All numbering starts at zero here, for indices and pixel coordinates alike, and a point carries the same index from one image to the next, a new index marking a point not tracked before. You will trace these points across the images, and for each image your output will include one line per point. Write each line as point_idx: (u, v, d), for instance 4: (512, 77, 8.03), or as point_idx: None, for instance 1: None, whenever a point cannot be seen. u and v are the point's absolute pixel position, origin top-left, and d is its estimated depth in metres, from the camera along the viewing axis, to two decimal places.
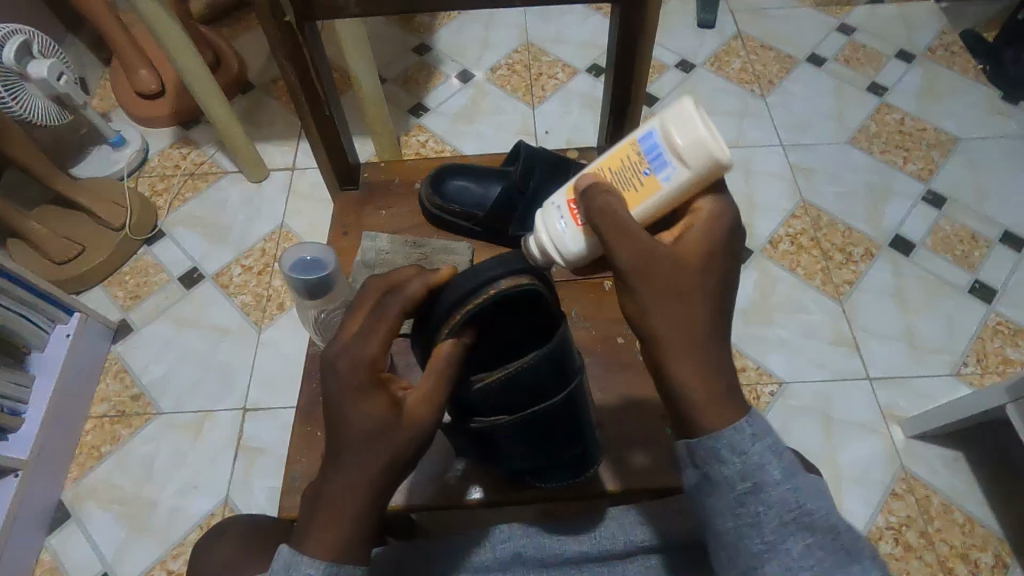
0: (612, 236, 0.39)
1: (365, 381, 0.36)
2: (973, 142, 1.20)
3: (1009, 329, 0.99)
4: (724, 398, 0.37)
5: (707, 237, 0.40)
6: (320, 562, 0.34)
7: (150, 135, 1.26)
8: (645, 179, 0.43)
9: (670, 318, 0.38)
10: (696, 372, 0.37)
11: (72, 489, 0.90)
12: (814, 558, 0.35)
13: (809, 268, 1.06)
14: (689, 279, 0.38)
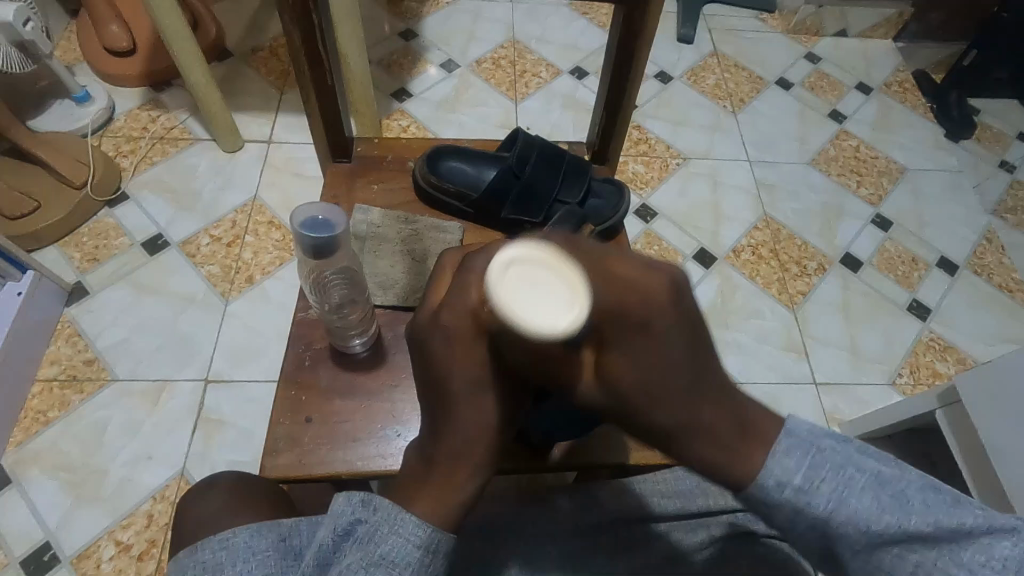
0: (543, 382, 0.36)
1: (474, 330, 0.35)
2: (918, 173, 1.30)
3: (940, 345, 1.08)
4: (750, 447, 0.33)
5: (630, 336, 0.32)
6: (434, 524, 0.34)
7: (118, 94, 1.21)
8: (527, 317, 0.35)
9: (659, 427, 0.33)
10: (706, 443, 0.33)
11: (14, 453, 0.86)
12: (912, 563, 0.32)
13: (767, 277, 1.12)
14: (662, 386, 0.33)
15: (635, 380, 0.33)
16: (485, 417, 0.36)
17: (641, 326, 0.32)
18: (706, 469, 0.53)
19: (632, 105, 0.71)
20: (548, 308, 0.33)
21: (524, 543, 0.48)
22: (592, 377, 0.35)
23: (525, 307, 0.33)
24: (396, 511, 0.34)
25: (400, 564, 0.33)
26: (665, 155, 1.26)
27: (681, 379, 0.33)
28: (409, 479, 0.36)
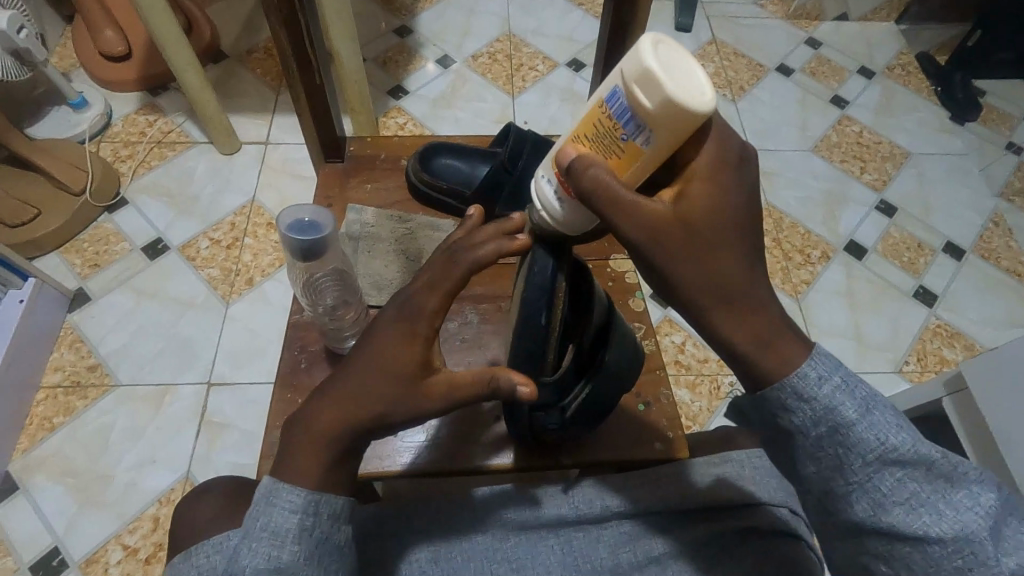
0: (613, 214, 0.34)
1: (410, 336, 0.39)
2: (922, 157, 1.28)
3: (947, 332, 1.07)
4: (780, 339, 0.37)
5: (711, 180, 0.36)
6: (296, 499, 0.38)
7: (114, 99, 1.21)
8: (624, 145, 0.34)
9: (695, 283, 0.35)
10: (736, 316, 0.36)
11: (20, 460, 0.87)
12: (909, 490, 0.37)
13: (770, 267, 1.11)
14: (722, 239, 0.35)
15: (700, 245, 0.35)
16: (374, 419, 0.39)
17: (733, 164, 0.36)
18: (711, 457, 0.51)
19: None
20: (695, 76, 0.32)
21: (524, 537, 0.48)
22: (660, 211, 0.35)
23: (673, 80, 0.31)
24: (275, 483, 0.38)
25: (286, 537, 0.37)
26: None
27: (737, 238, 0.36)
28: (306, 441, 0.39)
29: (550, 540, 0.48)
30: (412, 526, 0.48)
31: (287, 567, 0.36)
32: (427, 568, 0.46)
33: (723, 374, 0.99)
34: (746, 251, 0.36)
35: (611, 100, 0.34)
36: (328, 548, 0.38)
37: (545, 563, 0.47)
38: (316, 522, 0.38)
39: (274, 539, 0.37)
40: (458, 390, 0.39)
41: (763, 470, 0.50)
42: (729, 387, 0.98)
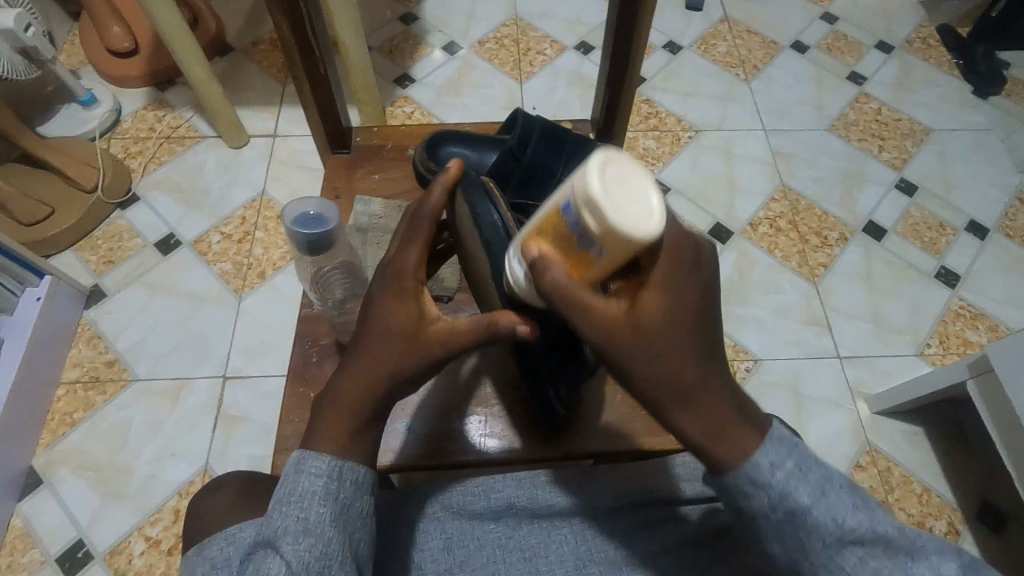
0: (576, 317, 0.35)
1: (405, 290, 0.40)
2: (944, 134, 1.24)
3: (970, 313, 1.04)
4: (738, 426, 0.36)
5: (670, 283, 0.36)
6: (321, 473, 0.37)
7: (123, 95, 1.21)
8: (581, 253, 0.35)
9: (651, 380, 0.36)
10: (692, 412, 0.36)
11: (43, 455, 0.88)
12: (870, 567, 0.35)
13: (786, 250, 1.09)
14: (675, 339, 0.36)
15: (656, 344, 0.35)
16: (386, 374, 0.39)
17: (690, 268, 0.36)
18: None
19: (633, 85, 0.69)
20: (648, 198, 0.32)
21: (539, 525, 0.48)
22: (617, 314, 0.36)
23: (621, 202, 0.32)
24: (301, 459, 0.38)
25: (313, 499, 0.37)
26: (676, 129, 1.22)
27: (694, 342, 0.36)
28: (329, 416, 0.39)
29: (561, 535, 0.47)
30: (424, 513, 0.48)
31: (314, 530, 0.36)
32: (438, 556, 0.46)
33: (739, 359, 0.98)
34: (703, 352, 0.36)
35: (565, 211, 0.35)
36: (354, 515, 0.38)
37: (558, 552, 0.46)
38: (341, 487, 0.38)
39: (301, 502, 0.36)
40: (464, 331, 0.40)
41: None
42: (745, 372, 0.97)
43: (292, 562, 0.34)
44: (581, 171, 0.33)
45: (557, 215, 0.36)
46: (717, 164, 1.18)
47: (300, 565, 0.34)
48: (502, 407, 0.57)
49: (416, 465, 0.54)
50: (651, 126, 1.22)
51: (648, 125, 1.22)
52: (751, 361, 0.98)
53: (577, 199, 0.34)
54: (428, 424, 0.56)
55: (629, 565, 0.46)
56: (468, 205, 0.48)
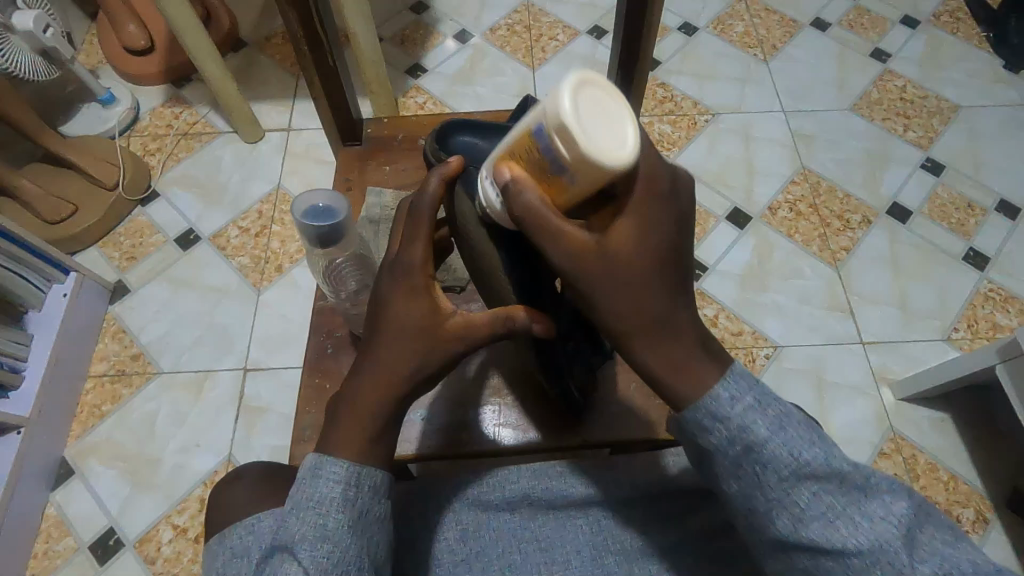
0: (541, 239, 0.38)
1: (418, 286, 0.41)
2: (973, 110, 1.20)
3: (1000, 296, 1.01)
4: (700, 364, 0.38)
5: (639, 215, 0.37)
6: (342, 475, 0.38)
7: (141, 93, 1.23)
8: (552, 177, 0.37)
9: (614, 313, 0.38)
10: (655, 347, 0.38)
11: (74, 446, 0.91)
12: (824, 505, 0.36)
13: (806, 234, 1.07)
14: (636, 270, 0.38)
15: (617, 279, 0.38)
16: (407, 374, 0.40)
17: (659, 200, 0.37)
18: None
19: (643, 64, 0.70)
20: (619, 128, 0.34)
21: (555, 515, 0.48)
22: (583, 244, 0.38)
23: (595, 133, 0.34)
24: (317, 462, 0.38)
25: (331, 505, 0.37)
26: (692, 113, 1.20)
27: (659, 278, 0.38)
28: (345, 421, 0.39)
29: (580, 526, 0.47)
30: (441, 504, 0.49)
31: (331, 535, 0.36)
32: (454, 546, 0.46)
33: (759, 346, 0.97)
34: (663, 286, 0.38)
35: (537, 132, 0.36)
36: (372, 521, 0.38)
37: (574, 542, 0.46)
38: (358, 493, 0.38)
39: (318, 507, 0.37)
40: (485, 323, 0.41)
41: None
42: (765, 360, 0.95)
43: (311, 568, 0.35)
44: (553, 96, 0.35)
45: (529, 139, 0.37)
46: (735, 147, 1.16)
47: (320, 569, 0.35)
48: (514, 396, 0.57)
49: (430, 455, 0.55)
50: (666, 110, 1.20)
51: (663, 109, 1.20)
52: (772, 348, 0.96)
53: (550, 127, 0.35)
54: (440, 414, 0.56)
55: (646, 556, 0.46)
56: (472, 199, 0.47)
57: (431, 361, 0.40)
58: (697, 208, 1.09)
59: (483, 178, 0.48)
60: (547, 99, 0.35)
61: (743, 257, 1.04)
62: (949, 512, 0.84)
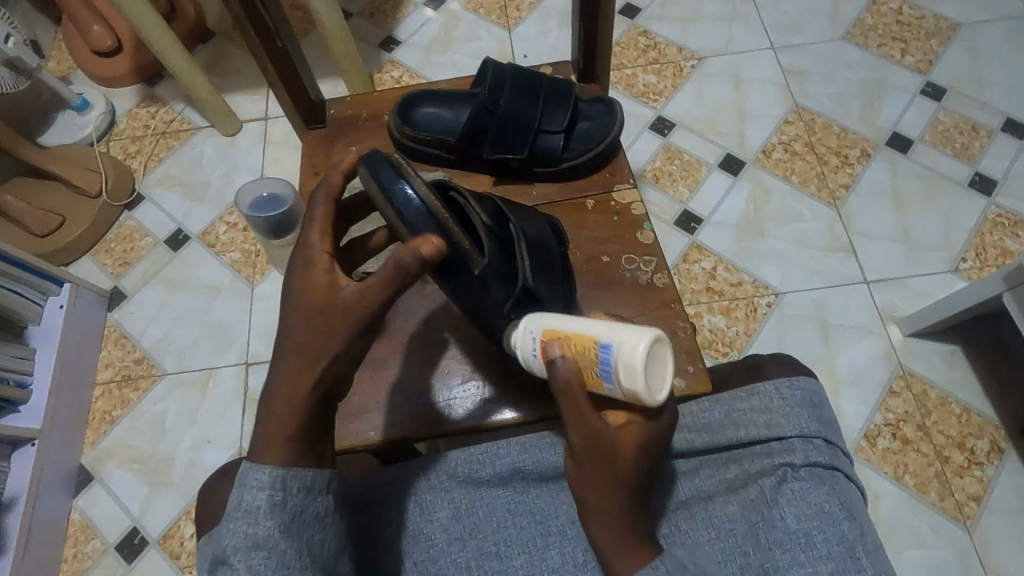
0: (571, 418, 0.41)
1: (320, 267, 0.42)
2: (974, 27, 1.14)
3: (1009, 221, 0.97)
4: (641, 541, 0.40)
5: (645, 432, 0.41)
6: (273, 468, 0.38)
7: (115, 95, 1.21)
8: (597, 378, 0.41)
9: (592, 498, 0.41)
10: (613, 525, 0.40)
11: (90, 452, 0.93)
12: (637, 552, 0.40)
13: (803, 175, 1.03)
14: (622, 463, 0.40)
15: (605, 476, 0.40)
16: (313, 359, 0.39)
17: (666, 424, 0.41)
18: (738, 392, 0.48)
19: (607, 44, 0.65)
20: (665, 381, 0.40)
21: (546, 488, 0.48)
22: (598, 436, 0.40)
23: (653, 381, 0.39)
24: (248, 467, 0.38)
25: (259, 513, 0.37)
26: (677, 59, 1.15)
27: (635, 471, 0.41)
28: (271, 418, 0.39)
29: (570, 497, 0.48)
30: (429, 484, 0.48)
31: (265, 543, 0.36)
32: (447, 526, 0.46)
33: (759, 295, 0.95)
34: (638, 495, 0.41)
35: (603, 346, 0.40)
36: (308, 520, 0.38)
37: (568, 512, 0.47)
38: (288, 496, 0.38)
39: (248, 516, 0.36)
40: (378, 285, 0.39)
41: (794, 401, 0.46)
42: (767, 308, 0.94)
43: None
44: (639, 331, 0.39)
45: (592, 345, 0.41)
46: (724, 92, 1.11)
47: None
48: (493, 368, 0.54)
49: (409, 437, 0.52)
50: (650, 59, 1.15)
51: (647, 59, 1.15)
52: (772, 296, 0.94)
53: (622, 352, 0.39)
54: (416, 394, 0.53)
55: None
56: (377, 182, 0.45)
57: (342, 338, 0.40)
58: (688, 159, 1.06)
59: (386, 157, 0.45)
60: (631, 329, 0.40)
61: (738, 206, 1.01)
62: (962, 445, 0.83)
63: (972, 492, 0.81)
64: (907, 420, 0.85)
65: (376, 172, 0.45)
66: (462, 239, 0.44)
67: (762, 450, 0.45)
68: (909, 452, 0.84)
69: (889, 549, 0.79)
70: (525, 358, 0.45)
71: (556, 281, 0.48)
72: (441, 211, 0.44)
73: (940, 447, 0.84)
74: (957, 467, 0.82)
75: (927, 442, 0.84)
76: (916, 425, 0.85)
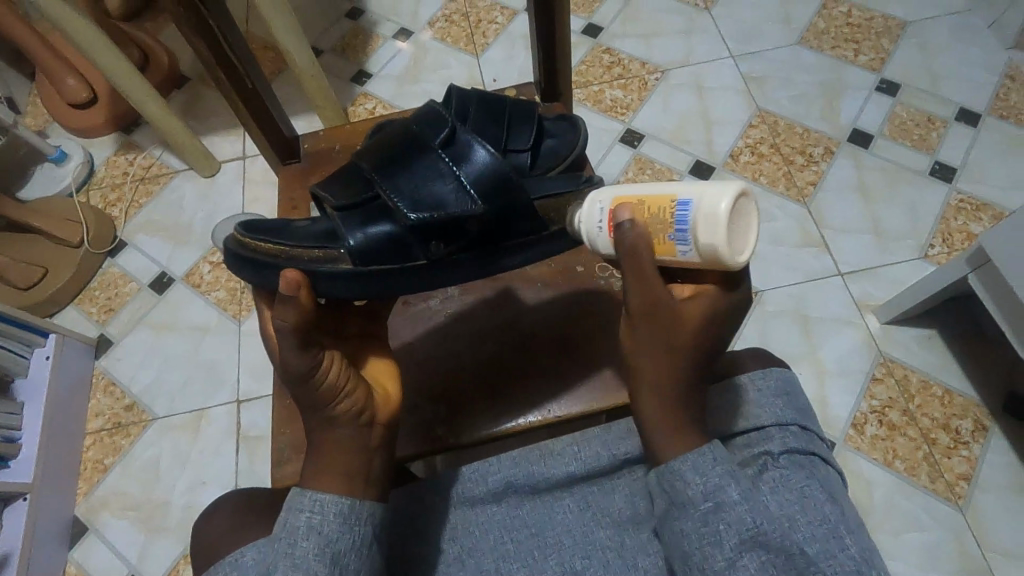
0: (634, 279, 0.41)
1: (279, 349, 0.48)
2: (922, 24, 1.19)
3: (972, 205, 1.01)
4: (684, 425, 0.43)
5: (714, 308, 0.42)
6: (317, 497, 0.40)
7: (92, 146, 1.22)
8: (668, 241, 0.40)
9: (646, 370, 0.43)
10: (659, 404, 0.43)
11: (84, 503, 0.92)
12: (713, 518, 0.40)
13: (771, 175, 1.06)
14: (683, 333, 0.42)
15: (663, 341, 0.43)
16: (314, 414, 0.43)
17: (728, 287, 0.42)
18: (714, 388, 0.49)
19: (566, 64, 0.68)
20: (744, 241, 0.39)
21: (541, 499, 0.49)
22: (654, 305, 0.42)
23: (732, 242, 0.38)
24: (293, 498, 0.40)
25: (297, 535, 0.38)
26: (642, 73, 1.19)
27: (695, 350, 0.43)
28: (313, 461, 0.42)
29: (564, 506, 0.49)
30: (429, 506, 0.49)
31: (301, 564, 0.37)
32: (446, 548, 0.48)
33: None
34: (696, 366, 0.43)
35: (681, 204, 0.39)
36: (345, 547, 0.39)
37: (564, 523, 0.48)
38: (324, 521, 0.39)
39: (288, 538, 0.38)
40: (284, 341, 0.42)
41: (768, 391, 0.48)
42: (747, 306, 0.96)
43: None
44: (723, 187, 0.38)
45: (669, 203, 0.40)
46: (689, 101, 1.15)
47: None
48: (485, 383, 0.55)
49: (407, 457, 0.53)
50: (615, 75, 1.19)
51: (612, 75, 1.19)
52: (751, 294, 0.97)
53: (703, 207, 0.38)
54: (409, 415, 0.54)
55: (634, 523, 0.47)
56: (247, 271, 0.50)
57: (292, 391, 0.43)
58: (659, 168, 1.08)
59: (230, 247, 0.49)
60: (716, 184, 0.38)
61: None
62: (947, 426, 0.85)
63: (961, 472, 0.82)
64: (891, 406, 0.87)
65: (233, 264, 0.49)
66: (309, 255, 0.46)
67: (742, 441, 0.47)
68: (897, 437, 0.85)
69: (885, 534, 0.80)
70: (588, 232, 0.44)
71: (457, 213, 0.44)
72: (283, 253, 0.47)
73: (926, 430, 0.85)
74: (944, 448, 0.84)
75: (913, 425, 0.85)
76: (900, 411, 0.87)
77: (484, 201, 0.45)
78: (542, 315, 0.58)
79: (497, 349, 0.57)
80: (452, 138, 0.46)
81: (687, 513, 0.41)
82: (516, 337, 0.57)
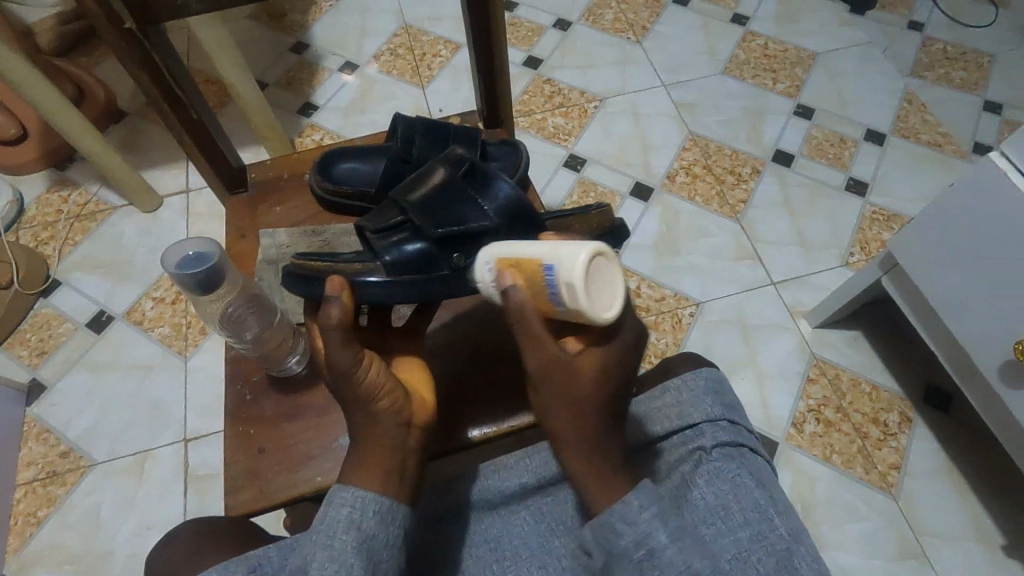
0: (526, 344, 0.41)
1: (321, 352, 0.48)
2: (830, 55, 1.31)
3: (884, 216, 1.11)
4: (609, 478, 0.41)
5: (604, 362, 0.41)
6: (360, 493, 0.40)
7: (22, 183, 1.18)
8: (551, 301, 0.41)
9: (555, 431, 0.42)
10: (580, 460, 0.41)
11: (14, 560, 0.86)
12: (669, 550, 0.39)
13: (706, 195, 1.13)
14: (581, 385, 0.41)
15: (563, 396, 0.41)
16: (356, 412, 0.43)
17: (611, 333, 0.42)
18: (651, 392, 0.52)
19: (506, 92, 0.72)
20: (614, 293, 0.40)
21: (495, 514, 0.51)
22: (550, 358, 0.41)
23: (595, 298, 0.39)
24: (338, 492, 0.41)
25: (337, 529, 0.39)
26: (581, 102, 1.25)
27: (597, 406, 0.41)
28: (349, 461, 0.42)
29: (518, 518, 0.50)
30: None
31: (337, 558, 0.37)
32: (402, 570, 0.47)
33: (682, 307, 1.02)
34: (605, 423, 0.42)
35: (549, 268, 0.41)
36: (379, 545, 0.39)
37: (521, 534, 0.49)
38: (365, 517, 0.39)
39: (328, 531, 0.39)
40: (333, 337, 0.43)
41: (698, 390, 0.51)
42: (690, 318, 1.01)
43: None
44: (579, 246, 0.40)
45: (539, 267, 0.41)
46: (627, 126, 1.22)
47: None
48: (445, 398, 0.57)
49: None
50: (557, 104, 1.24)
51: (554, 104, 1.24)
52: (694, 306, 1.02)
53: (565, 268, 0.39)
54: None
55: None
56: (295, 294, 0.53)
57: (338, 390, 0.43)
58: (602, 190, 1.14)
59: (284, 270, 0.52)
60: (575, 245, 0.40)
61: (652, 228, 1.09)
62: (877, 420, 0.92)
63: (892, 462, 0.88)
64: (827, 404, 0.93)
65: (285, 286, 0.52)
66: (347, 271, 0.49)
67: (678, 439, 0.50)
68: (833, 432, 0.91)
69: (829, 525, 0.85)
70: (486, 290, 0.46)
71: (478, 228, 0.49)
72: (327, 269, 0.50)
73: (859, 425, 0.91)
74: (875, 440, 0.90)
75: (847, 421, 0.91)
76: (835, 408, 0.93)
77: (503, 221, 0.49)
78: (495, 330, 0.61)
79: (453, 363, 0.59)
80: (473, 170, 0.51)
81: (623, 563, 0.39)
82: (471, 351, 0.59)
